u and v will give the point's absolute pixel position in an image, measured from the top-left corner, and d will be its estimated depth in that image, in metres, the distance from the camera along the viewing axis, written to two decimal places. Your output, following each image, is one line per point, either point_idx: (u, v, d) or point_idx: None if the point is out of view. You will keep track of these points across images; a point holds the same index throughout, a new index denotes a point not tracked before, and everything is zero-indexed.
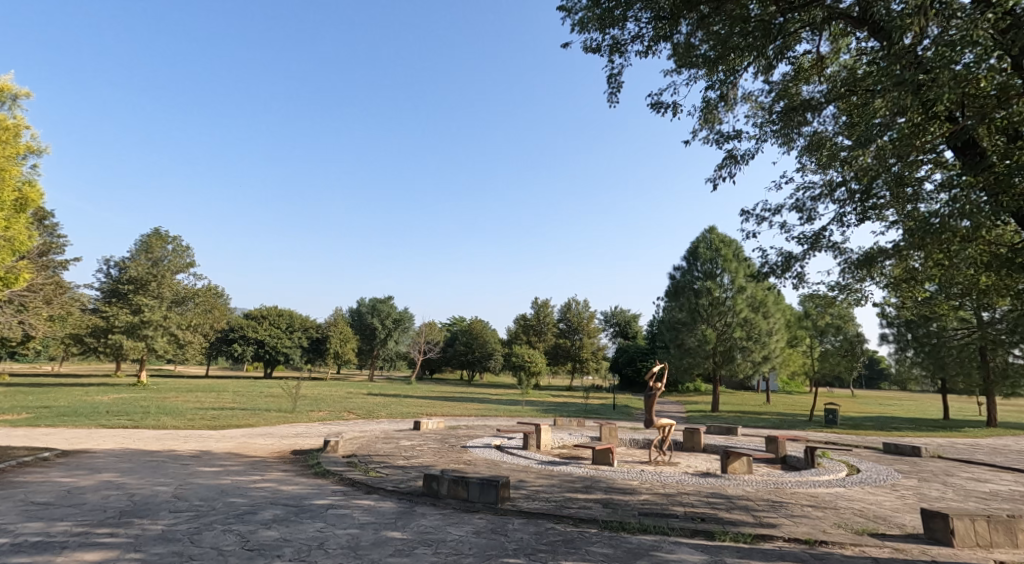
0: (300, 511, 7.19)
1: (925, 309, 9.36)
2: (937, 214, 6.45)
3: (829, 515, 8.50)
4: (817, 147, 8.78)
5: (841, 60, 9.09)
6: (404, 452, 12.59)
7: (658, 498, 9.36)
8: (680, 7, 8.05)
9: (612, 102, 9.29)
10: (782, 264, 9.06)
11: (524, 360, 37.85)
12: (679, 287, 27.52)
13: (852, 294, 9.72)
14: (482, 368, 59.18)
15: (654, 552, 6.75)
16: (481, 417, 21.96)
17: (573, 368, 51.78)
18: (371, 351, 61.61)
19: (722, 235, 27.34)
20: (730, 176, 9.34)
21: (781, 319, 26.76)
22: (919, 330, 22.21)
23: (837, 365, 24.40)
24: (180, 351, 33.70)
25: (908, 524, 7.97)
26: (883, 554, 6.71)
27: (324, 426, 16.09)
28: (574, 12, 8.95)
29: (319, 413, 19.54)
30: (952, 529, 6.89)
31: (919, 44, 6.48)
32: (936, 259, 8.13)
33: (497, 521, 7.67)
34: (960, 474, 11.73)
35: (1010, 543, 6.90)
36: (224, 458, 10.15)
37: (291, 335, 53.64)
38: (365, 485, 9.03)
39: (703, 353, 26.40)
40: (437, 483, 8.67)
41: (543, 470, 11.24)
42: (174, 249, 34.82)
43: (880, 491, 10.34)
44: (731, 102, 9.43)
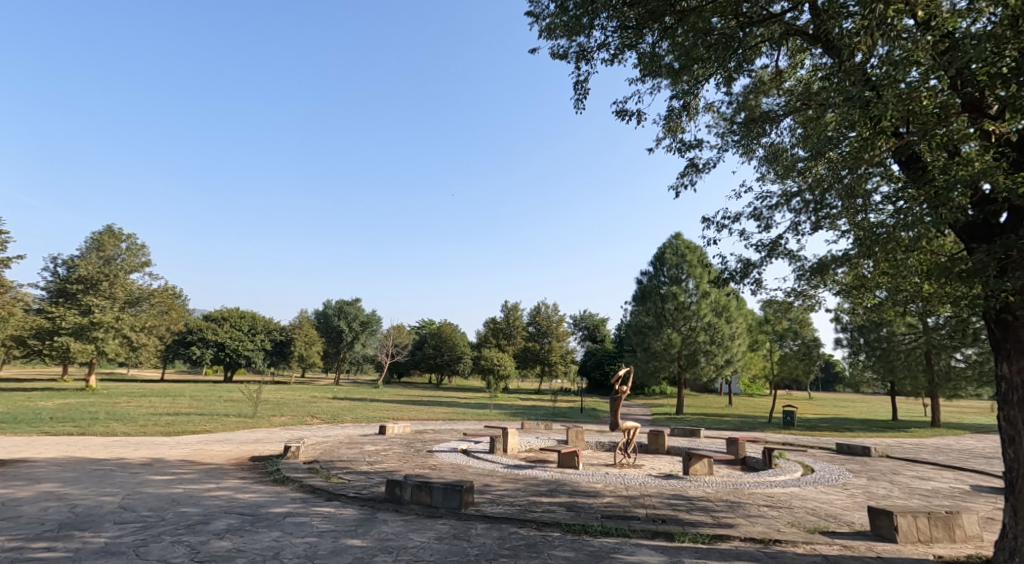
0: (256, 520, 7.07)
1: (875, 315, 9.65)
2: (885, 224, 6.74)
3: (783, 514, 8.75)
4: (775, 158, 9.02)
5: (798, 75, 9.38)
6: (368, 457, 12.45)
7: (621, 500, 9.50)
8: (646, 18, 8.19)
9: (578, 109, 9.00)
10: (741, 270, 9.12)
11: (493, 363, 37.89)
12: (647, 291, 27.98)
13: (806, 300, 9.99)
14: (451, 371, 58.89)
15: (614, 555, 6.84)
16: (448, 421, 21.86)
17: (542, 372, 52.13)
18: (337, 354, 60.78)
19: (688, 241, 27.95)
20: (691, 183, 9.37)
21: (743, 323, 27.46)
22: (871, 334, 23.25)
23: (796, 368, 25.17)
24: (133, 354, 32.65)
25: (857, 522, 8.26)
26: (833, 552, 6.94)
27: (285, 432, 15.76)
28: (542, 18, 9.00)
29: (281, 417, 19.14)
30: (896, 525, 7.15)
31: (869, 62, 6.76)
32: (884, 268, 8.42)
33: (460, 526, 7.66)
34: (907, 473, 12.23)
35: (949, 538, 7.21)
36: (177, 465, 9.86)
37: (253, 338, 52.47)
38: (326, 492, 8.90)
39: (668, 357, 26.82)
40: (400, 488, 8.64)
41: (508, 474, 11.28)
42: (129, 248, 33.61)
43: (833, 490, 10.70)
44: (693, 111, 9.56)
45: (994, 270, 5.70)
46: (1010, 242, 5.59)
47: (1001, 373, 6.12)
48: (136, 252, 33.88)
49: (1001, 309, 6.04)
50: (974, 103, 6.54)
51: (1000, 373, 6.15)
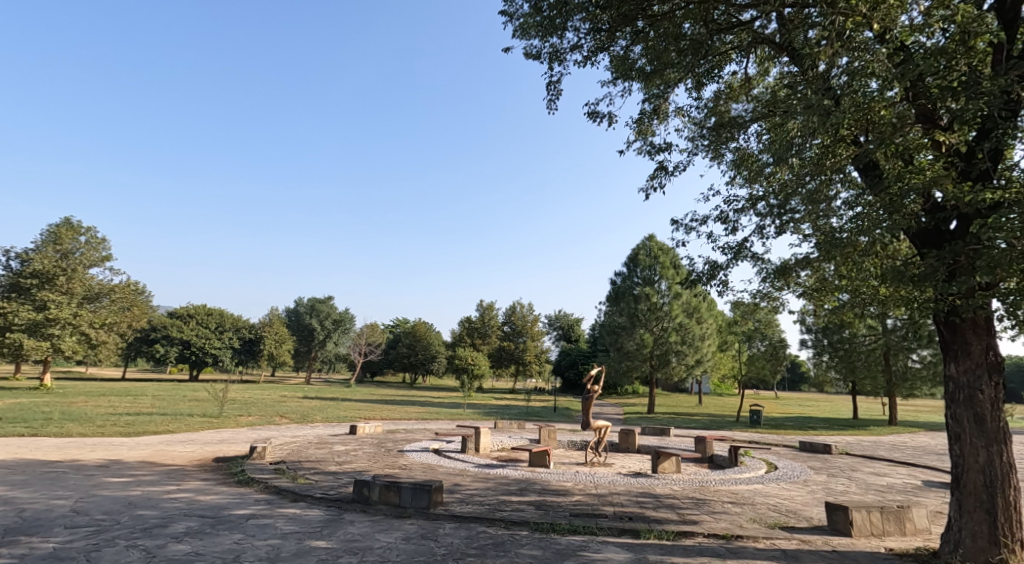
0: (217, 522, 6.95)
1: (835, 316, 9.86)
2: (845, 229, 6.87)
3: (746, 510, 8.95)
4: (743, 162, 9.14)
5: (766, 82, 9.56)
6: (337, 457, 12.34)
7: (589, 498, 9.59)
8: (619, 22, 8.28)
9: (551, 109, 8.97)
10: (708, 272, 9.26)
11: (467, 363, 37.82)
12: (620, 292, 28.30)
13: (771, 302, 10.15)
14: (425, 371, 58.56)
15: (580, 553, 6.89)
16: (420, 421, 21.81)
17: (516, 371, 52.28)
18: (308, 353, 59.98)
19: (660, 243, 28.30)
20: (661, 185, 9.42)
21: (713, 324, 27.93)
22: (834, 336, 23.82)
23: (763, 368, 25.79)
24: (92, 352, 31.83)
25: (814, 517, 8.50)
26: (791, 546, 7.13)
27: (251, 432, 15.52)
28: (515, 18, 9.01)
29: (248, 417, 18.82)
30: (850, 520, 7.36)
31: (830, 72, 6.92)
32: (843, 270, 8.61)
33: (428, 526, 7.65)
34: (864, 469, 12.63)
35: (900, 531, 7.47)
36: (135, 467, 9.62)
37: (221, 336, 51.36)
38: (292, 493, 8.80)
39: (640, 357, 27.15)
40: (368, 489, 8.59)
41: (479, 474, 11.32)
42: (87, 241, 32.49)
43: (794, 486, 11.00)
44: (663, 115, 9.67)
45: (943, 275, 5.90)
46: (958, 249, 5.80)
47: (950, 373, 6.35)
48: (96, 246, 32.81)
49: (950, 311, 6.25)
50: (927, 114, 6.74)
51: (949, 373, 6.37)
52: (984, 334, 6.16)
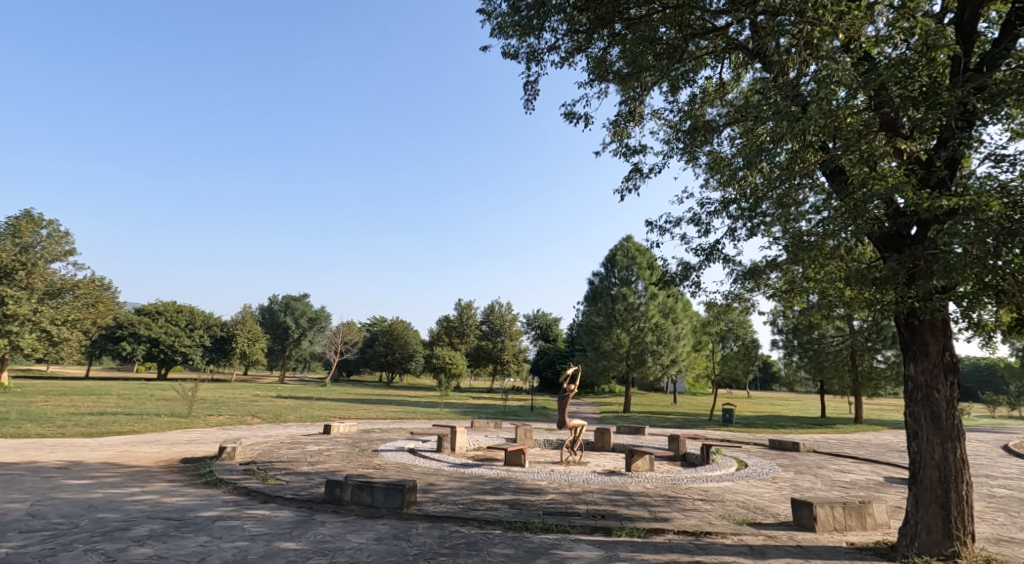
0: (182, 524, 6.82)
1: (804, 317, 10.06)
2: (813, 232, 6.98)
3: (716, 507, 9.09)
4: (716, 166, 9.27)
5: (740, 88, 9.71)
6: (309, 457, 12.23)
7: (563, 497, 9.65)
8: (597, 23, 8.34)
9: (529, 110, 9.00)
10: (681, 272, 9.37)
11: (444, 362, 37.68)
12: (598, 292, 28.53)
13: (743, 302, 10.31)
14: (402, 370, 58.20)
15: (552, 551, 6.93)
16: (395, 420, 21.74)
17: (494, 371, 52.20)
18: (282, 351, 59.22)
19: (638, 243, 28.55)
20: (636, 187, 9.50)
21: (688, 325, 28.25)
22: (803, 336, 24.27)
23: (736, 368, 26.24)
24: (53, 349, 31.15)
25: (781, 513, 8.68)
26: (758, 542, 7.26)
27: (222, 432, 15.28)
28: (493, 17, 8.99)
29: (219, 417, 18.51)
30: (815, 515, 7.54)
31: (800, 80, 7.08)
32: (810, 272, 8.75)
33: (401, 526, 7.62)
34: (829, 466, 12.95)
35: (861, 526, 7.67)
36: (98, 468, 9.39)
37: (191, 334, 50.35)
38: (262, 494, 8.68)
39: (617, 356, 27.40)
40: (340, 489, 8.52)
41: (454, 472, 11.33)
42: (49, 235, 31.58)
43: (762, 484, 11.21)
44: (638, 117, 9.74)
45: (903, 278, 6.06)
46: (918, 253, 6.00)
47: (909, 373, 6.53)
48: (59, 241, 31.84)
49: (909, 313, 6.46)
50: (890, 123, 6.94)
51: (908, 373, 6.56)
52: (941, 336, 6.35)
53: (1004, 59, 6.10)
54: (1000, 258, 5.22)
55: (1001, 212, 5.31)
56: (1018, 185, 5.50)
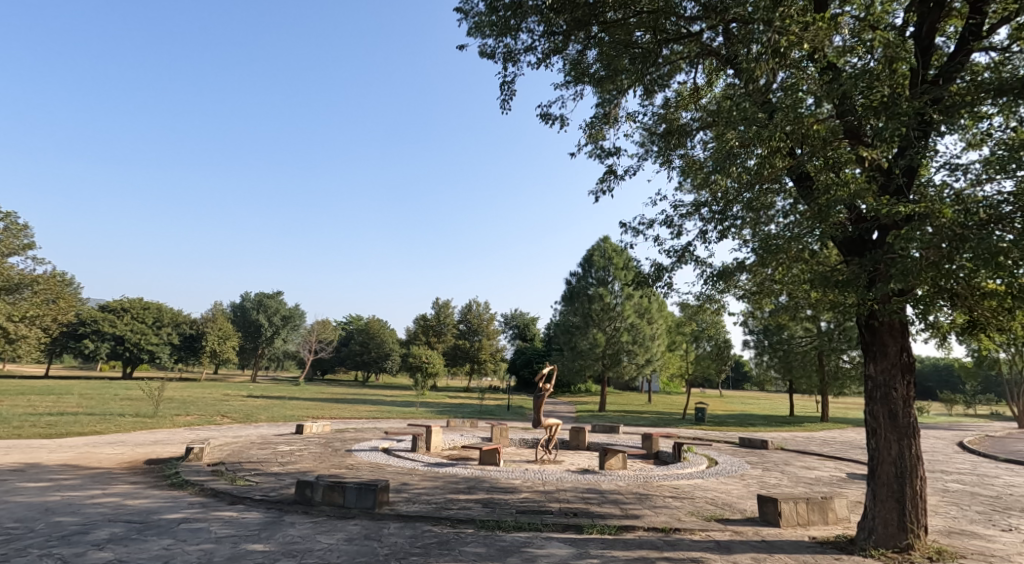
0: (145, 527, 6.68)
1: (773, 318, 10.26)
2: (780, 235, 7.11)
3: (685, 504, 9.24)
4: (689, 169, 9.38)
5: (714, 92, 9.83)
6: (281, 458, 12.07)
7: (536, 495, 9.69)
8: (574, 26, 8.39)
9: (505, 109, 8.99)
10: (653, 274, 9.43)
11: (420, 361, 37.42)
12: (575, 292, 28.68)
13: (714, 303, 10.49)
14: (378, 369, 57.73)
15: (524, 549, 6.96)
16: (370, 420, 21.56)
17: (471, 370, 52.02)
18: (254, 350, 58.24)
19: (615, 244, 28.73)
20: (610, 188, 9.55)
21: (663, 325, 28.54)
22: (774, 337, 24.73)
23: (709, 367, 26.79)
24: (11, 347, 30.23)
25: (748, 510, 8.85)
26: (725, 537, 7.40)
27: (190, 432, 14.97)
28: (470, 15, 8.95)
29: (187, 417, 18.13)
30: (779, 511, 7.70)
31: (768, 86, 7.23)
32: (777, 273, 8.91)
33: (372, 526, 7.57)
34: (796, 463, 13.23)
35: (823, 520, 7.87)
36: (57, 471, 9.12)
37: (158, 331, 49.21)
38: (230, 495, 8.55)
39: (593, 356, 27.59)
40: (311, 489, 8.43)
41: (428, 472, 11.30)
42: (6, 228, 30.55)
43: (731, 481, 11.40)
44: (614, 120, 9.79)
45: (864, 281, 6.22)
46: (878, 257, 6.16)
47: (869, 373, 6.72)
48: (15, 233, 30.92)
49: (869, 315, 6.64)
50: (853, 131, 7.10)
51: (867, 373, 6.75)
52: (899, 337, 6.55)
53: (959, 73, 6.33)
54: (953, 264, 5.42)
55: (953, 219, 5.47)
56: (970, 194, 5.69)
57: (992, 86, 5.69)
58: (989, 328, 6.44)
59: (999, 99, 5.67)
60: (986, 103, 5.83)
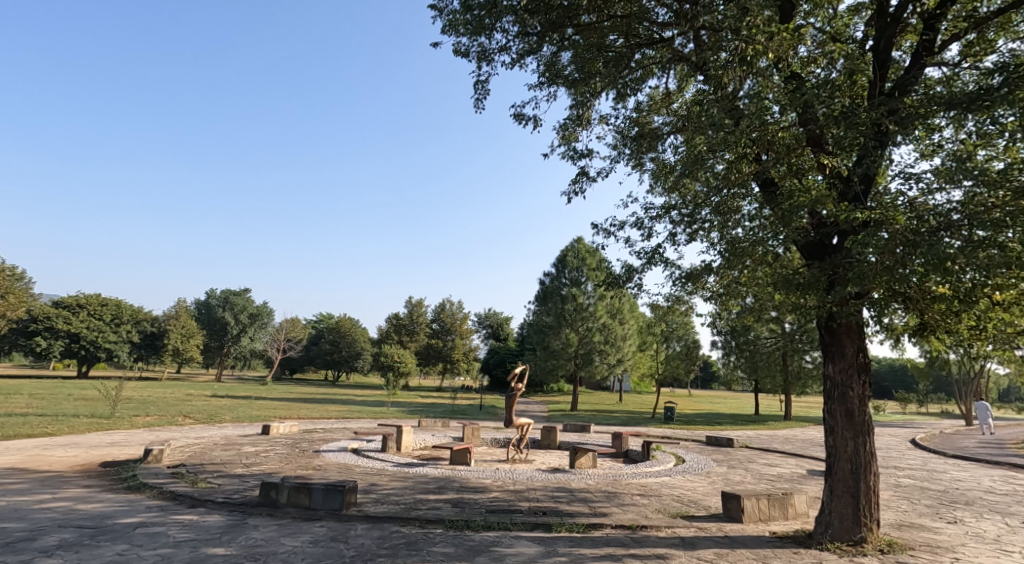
0: (98, 532, 6.48)
1: (739, 320, 10.43)
2: (747, 238, 7.24)
3: (652, 502, 9.35)
4: (660, 173, 9.47)
5: (685, 98, 9.96)
6: (245, 459, 11.82)
7: (506, 495, 9.69)
8: (549, 27, 8.42)
9: (479, 108, 8.97)
10: (624, 275, 9.54)
11: (392, 360, 37.09)
12: (549, 292, 28.77)
13: (683, 304, 10.63)
14: (349, 368, 57.09)
15: (492, 548, 6.95)
16: (339, 420, 21.29)
17: (444, 369, 51.78)
18: (219, 348, 56.99)
19: (589, 245, 28.93)
20: (583, 190, 9.61)
21: (634, 325, 28.83)
22: (740, 337, 25.23)
23: (678, 367, 27.11)
24: None
25: (713, 506, 9.01)
26: (690, 534, 7.51)
27: (149, 434, 14.55)
28: (444, 13, 8.91)
29: (146, 417, 17.61)
30: (742, 507, 7.85)
31: (737, 93, 7.36)
32: (743, 276, 9.08)
33: (339, 528, 7.48)
34: (759, 460, 13.52)
35: (784, 516, 8.04)
36: (4, 475, 8.76)
37: (116, 329, 47.80)
38: (190, 498, 8.34)
39: (566, 356, 27.73)
40: (276, 491, 8.29)
41: (398, 472, 11.21)
42: None
43: (698, 478, 11.59)
44: (587, 122, 9.85)
45: (824, 284, 6.38)
46: (837, 261, 6.33)
47: (827, 373, 6.90)
48: None
49: (829, 317, 6.80)
50: (816, 139, 7.27)
51: (826, 373, 6.92)
52: (856, 338, 6.74)
53: (914, 85, 6.51)
54: (908, 268, 5.60)
55: (906, 226, 5.68)
56: (923, 202, 5.89)
57: (944, 99, 5.87)
58: (939, 329, 6.71)
59: (950, 111, 5.87)
60: (938, 114, 6.03)
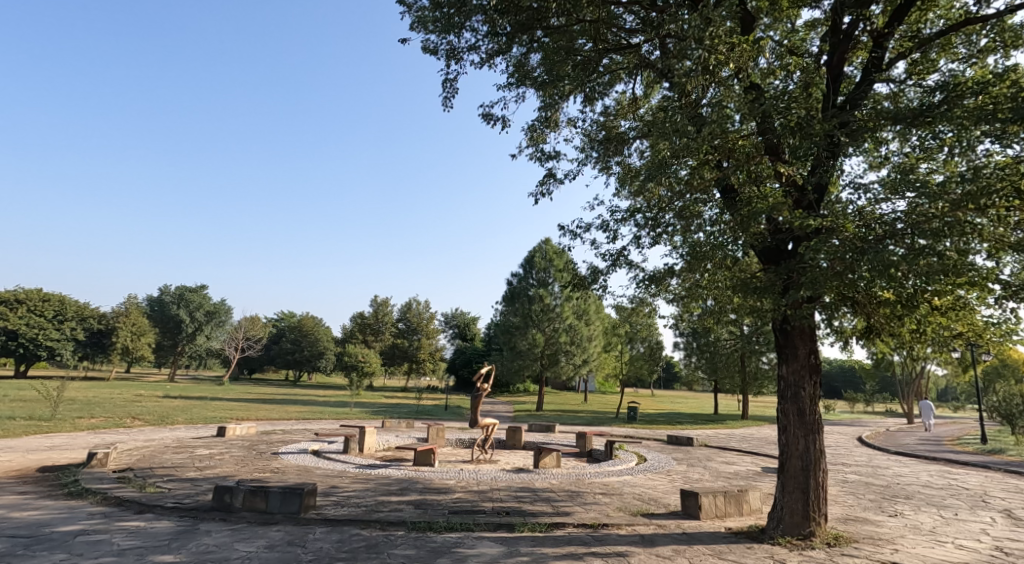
0: (34, 542, 6.17)
1: (700, 322, 10.58)
2: (707, 242, 7.38)
3: (614, 500, 9.42)
4: (625, 177, 9.54)
5: (651, 104, 10.08)
6: (199, 462, 11.45)
7: (469, 496, 9.61)
8: (519, 28, 8.39)
9: (447, 107, 8.89)
10: (590, 276, 9.60)
11: (356, 360, 36.56)
12: (516, 292, 28.77)
13: (646, 306, 10.74)
14: (311, 368, 56.03)
15: (453, 549, 6.88)
16: (300, 421, 20.85)
17: (409, 369, 51.26)
18: (172, 347, 55.16)
19: (556, 246, 29.05)
20: (549, 192, 9.64)
21: (600, 326, 29.10)
22: (702, 339, 25.72)
23: (641, 367, 27.44)
24: None
25: (672, 504, 9.12)
26: (649, 531, 7.58)
27: (94, 437, 13.95)
28: (413, 10, 8.81)
29: (91, 420, 16.89)
30: (700, 504, 7.97)
31: (700, 101, 7.46)
32: (704, 278, 9.21)
33: (297, 532, 7.30)
34: (717, 458, 13.80)
35: (739, 512, 8.20)
36: None
37: (59, 326, 45.73)
38: (137, 504, 8.02)
39: (532, 356, 27.77)
40: (231, 495, 8.03)
41: (360, 474, 11.03)
42: None
43: (659, 477, 11.74)
44: (555, 124, 9.86)
45: (779, 288, 6.51)
46: (791, 266, 6.49)
47: (781, 373, 7.05)
48: None
49: (784, 320, 6.95)
50: (773, 148, 7.40)
51: (780, 373, 7.08)
52: (808, 340, 6.92)
53: (864, 100, 6.72)
54: (856, 274, 5.77)
55: (855, 233, 5.85)
56: (871, 211, 6.09)
57: (891, 114, 6.09)
58: (883, 333, 6.94)
59: (896, 126, 6.08)
60: (885, 129, 6.24)
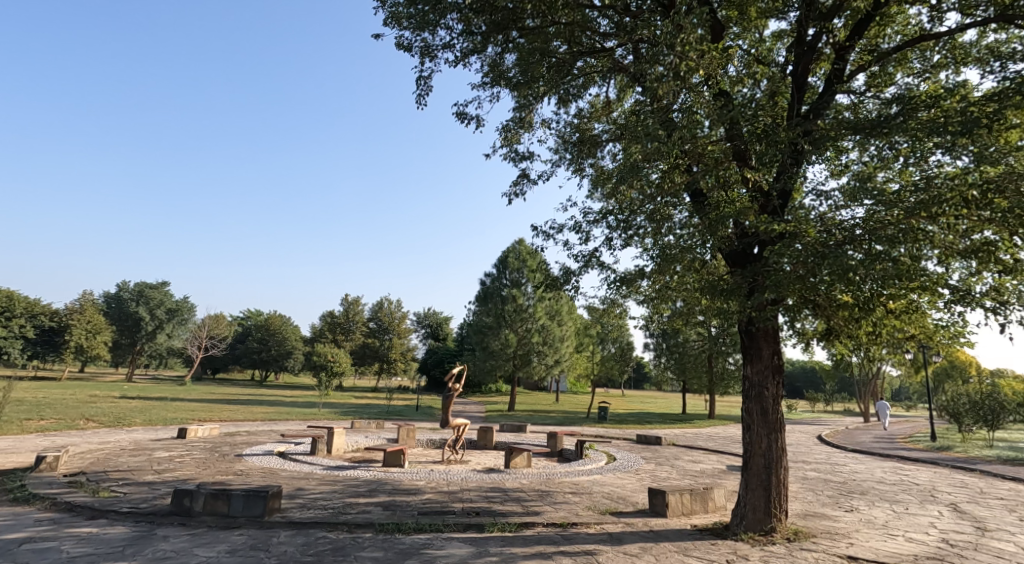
0: None
1: (669, 324, 10.65)
2: (676, 244, 7.43)
3: (583, 499, 9.42)
4: (598, 179, 9.54)
5: (624, 108, 10.12)
6: (157, 465, 11.07)
7: (439, 496, 9.50)
8: (493, 28, 8.33)
9: (421, 105, 8.78)
10: (562, 276, 9.59)
11: (326, 359, 35.97)
12: (489, 292, 28.66)
13: (617, 307, 10.77)
14: (279, 368, 54.93)
15: (422, 551, 6.78)
16: (266, 422, 20.38)
17: (380, 369, 50.64)
18: (131, 346, 53.44)
19: (530, 247, 29.04)
20: (523, 192, 9.61)
21: (572, 327, 29.20)
22: (671, 340, 26.00)
23: (612, 368, 27.61)
24: None
25: (641, 502, 9.16)
26: (618, 529, 7.59)
27: (44, 440, 13.37)
28: (387, 5, 8.65)
29: (41, 422, 16.20)
30: (667, 502, 8.02)
31: (671, 107, 7.47)
32: (674, 280, 9.27)
33: (260, 535, 7.09)
34: (684, 457, 13.95)
35: (705, 509, 8.28)
36: None
37: (8, 324, 43.80)
38: (90, 510, 7.70)
39: (504, 356, 27.69)
40: (190, 499, 7.78)
41: (327, 475, 10.81)
42: None
43: (628, 475, 11.80)
44: (529, 125, 9.82)
45: (745, 291, 6.57)
46: (756, 269, 6.56)
47: (746, 373, 7.11)
48: None
49: (749, 321, 7.01)
50: (740, 154, 7.38)
51: (745, 373, 7.15)
52: (772, 342, 7.01)
53: (826, 110, 6.82)
54: (818, 278, 5.86)
55: (816, 238, 5.93)
56: (832, 217, 6.20)
57: (851, 124, 6.20)
58: (842, 335, 7.09)
59: (856, 136, 6.20)
60: (846, 138, 6.35)
